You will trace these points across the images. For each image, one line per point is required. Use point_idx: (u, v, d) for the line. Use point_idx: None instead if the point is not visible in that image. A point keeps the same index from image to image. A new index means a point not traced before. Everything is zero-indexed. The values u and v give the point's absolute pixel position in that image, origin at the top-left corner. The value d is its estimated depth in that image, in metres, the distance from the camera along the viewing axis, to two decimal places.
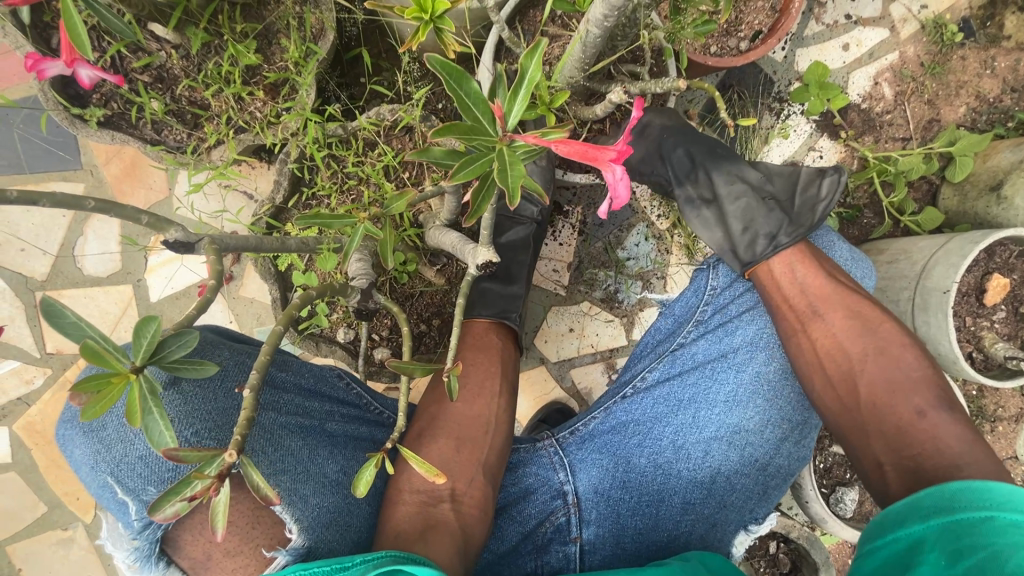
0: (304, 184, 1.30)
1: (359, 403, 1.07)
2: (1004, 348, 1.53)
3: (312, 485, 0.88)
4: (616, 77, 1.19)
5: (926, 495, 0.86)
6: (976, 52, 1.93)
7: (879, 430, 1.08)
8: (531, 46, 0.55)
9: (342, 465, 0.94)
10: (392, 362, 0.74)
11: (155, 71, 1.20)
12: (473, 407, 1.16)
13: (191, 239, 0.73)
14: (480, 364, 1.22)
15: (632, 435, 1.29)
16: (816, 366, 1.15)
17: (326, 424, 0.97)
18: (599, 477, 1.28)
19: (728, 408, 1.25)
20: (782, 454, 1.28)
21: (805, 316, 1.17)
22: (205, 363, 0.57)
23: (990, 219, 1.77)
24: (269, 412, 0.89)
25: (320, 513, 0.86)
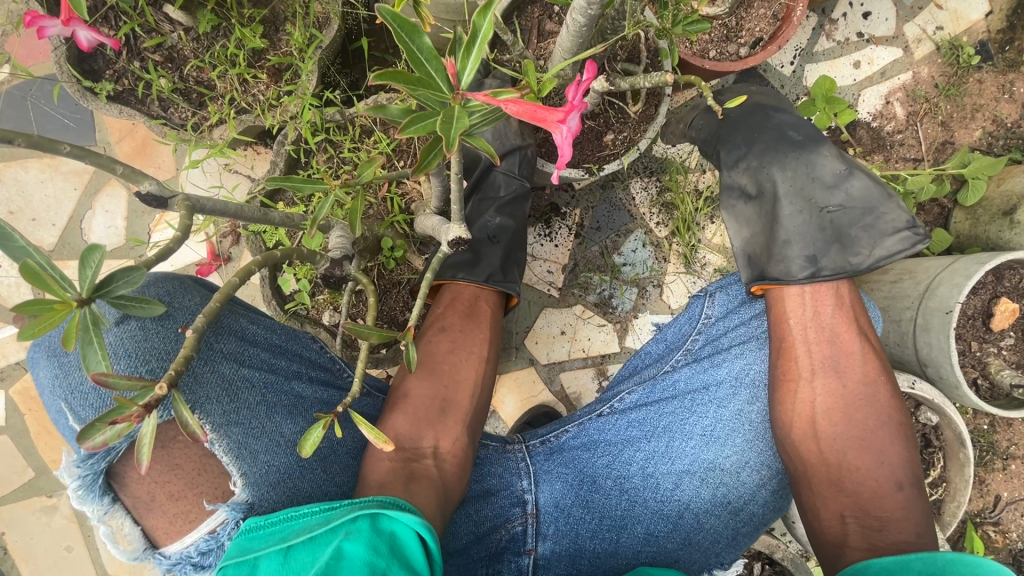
0: (301, 166, 1.32)
1: (331, 367, 1.12)
2: (1010, 375, 1.46)
3: (265, 442, 0.92)
4: (610, 73, 1.20)
5: (917, 557, 0.92)
6: (993, 75, 1.90)
7: (846, 490, 1.10)
8: (484, 3, 0.55)
9: (301, 427, 0.98)
10: (346, 325, 0.73)
11: (166, 51, 1.26)
12: (458, 371, 1.18)
13: (164, 194, 0.75)
14: (467, 330, 1.21)
15: (601, 454, 1.28)
16: (811, 422, 1.13)
17: (293, 384, 1.02)
18: (562, 491, 1.26)
19: (703, 443, 1.24)
20: (757, 501, 1.24)
21: (815, 367, 1.15)
22: (151, 303, 0.59)
23: (1002, 244, 1.72)
24: (237, 366, 0.95)
25: (268, 470, 0.91)
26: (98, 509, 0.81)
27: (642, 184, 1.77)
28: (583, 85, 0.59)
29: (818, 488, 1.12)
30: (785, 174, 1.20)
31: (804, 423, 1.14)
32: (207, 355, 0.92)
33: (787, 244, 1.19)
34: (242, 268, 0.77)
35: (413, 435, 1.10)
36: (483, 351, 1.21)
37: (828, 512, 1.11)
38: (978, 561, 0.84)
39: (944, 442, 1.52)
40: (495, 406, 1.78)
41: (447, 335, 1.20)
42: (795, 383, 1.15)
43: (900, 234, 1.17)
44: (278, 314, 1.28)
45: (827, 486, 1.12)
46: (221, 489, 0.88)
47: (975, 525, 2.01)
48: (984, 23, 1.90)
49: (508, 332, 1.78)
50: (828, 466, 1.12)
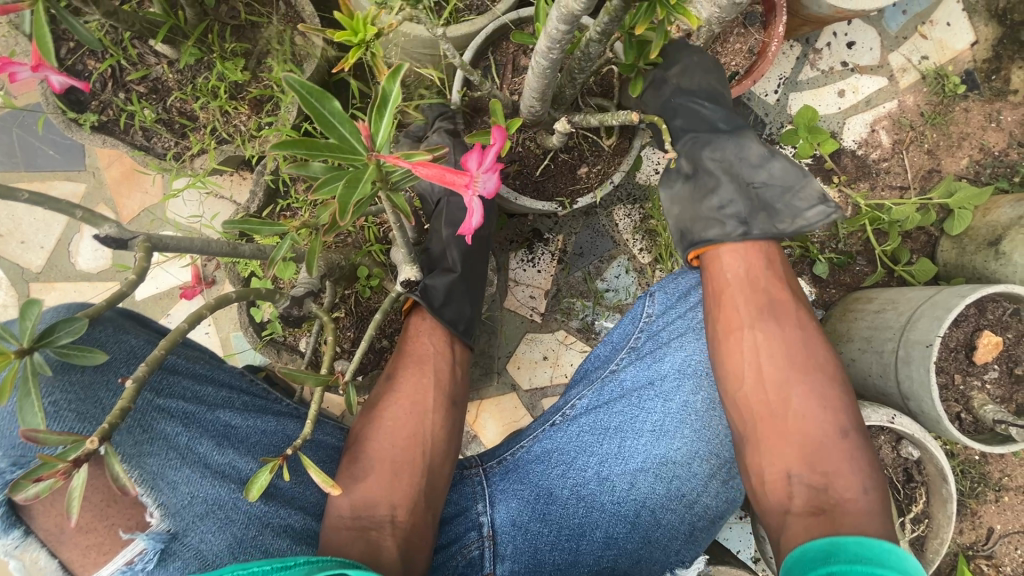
0: (280, 195, 1.34)
1: (264, 396, 1.17)
2: (993, 410, 1.45)
3: (188, 472, 0.99)
4: (583, 109, 1.22)
5: (854, 542, 0.89)
6: (980, 104, 1.90)
7: (791, 442, 1.06)
8: (391, 71, 0.62)
9: (229, 457, 1.03)
10: (282, 372, 0.79)
11: (150, 83, 1.29)
12: (408, 428, 1.15)
13: (124, 235, 0.76)
14: (414, 383, 1.19)
15: (555, 464, 1.28)
16: (751, 373, 1.11)
17: (221, 414, 1.07)
18: (518, 508, 1.27)
19: (655, 438, 1.23)
20: (710, 492, 1.23)
21: (757, 318, 1.14)
22: (90, 352, 0.65)
23: (987, 274, 1.71)
24: (158, 399, 1.01)
25: (192, 501, 0.96)
26: (10, 543, 0.86)
27: (626, 211, 1.78)
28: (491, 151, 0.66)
29: (763, 444, 1.08)
30: (716, 158, 1.26)
31: (743, 375, 1.12)
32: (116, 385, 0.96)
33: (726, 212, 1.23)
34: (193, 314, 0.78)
35: (369, 500, 1.09)
36: (428, 398, 1.19)
37: (774, 471, 1.06)
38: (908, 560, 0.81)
39: (927, 476, 1.50)
40: (477, 431, 1.78)
41: (394, 389, 1.18)
42: (734, 341, 1.14)
43: (819, 208, 1.20)
44: (255, 341, 1.30)
45: (773, 440, 1.07)
46: (134, 519, 0.93)
47: (968, 557, 1.97)
48: (969, 52, 1.90)
49: (490, 357, 1.78)
50: (772, 418, 1.08)
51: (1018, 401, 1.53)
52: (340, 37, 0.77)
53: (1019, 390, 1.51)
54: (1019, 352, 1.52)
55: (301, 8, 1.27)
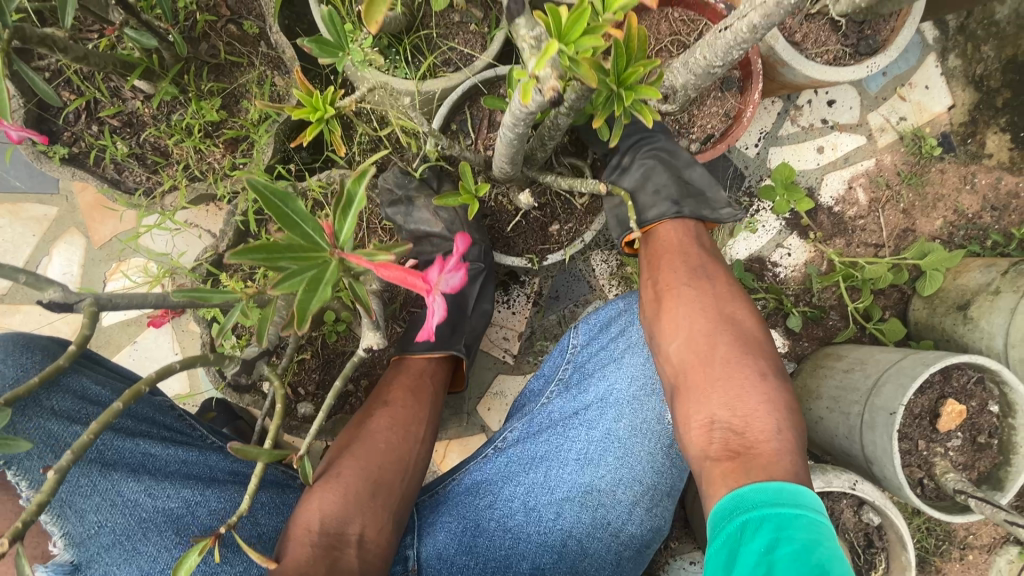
0: (250, 235, 1.33)
1: (190, 431, 1.13)
2: (954, 479, 1.46)
3: (97, 502, 0.98)
4: (557, 168, 1.22)
5: (751, 488, 0.88)
6: (955, 167, 1.94)
7: (718, 386, 1.01)
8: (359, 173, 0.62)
9: (145, 486, 1.01)
10: (234, 446, 0.72)
11: (124, 117, 1.29)
12: (396, 449, 1.02)
13: (69, 299, 0.76)
14: (409, 406, 1.05)
15: (484, 495, 1.26)
16: (681, 326, 1.09)
17: (139, 442, 1.04)
18: (447, 540, 1.24)
19: (580, 467, 1.23)
20: (634, 520, 1.20)
21: (691, 276, 1.15)
22: (15, 441, 0.60)
23: (956, 337, 1.72)
24: (74, 425, 0.97)
25: (98, 532, 0.97)
26: None
27: (604, 256, 1.78)
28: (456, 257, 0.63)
29: (691, 393, 1.03)
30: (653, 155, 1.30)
31: (673, 329, 1.10)
32: (34, 412, 0.94)
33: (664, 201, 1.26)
34: (130, 389, 0.68)
35: (339, 516, 0.93)
36: (418, 425, 1.05)
37: (699, 422, 1.01)
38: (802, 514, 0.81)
39: (887, 542, 1.50)
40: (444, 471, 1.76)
41: (385, 406, 1.04)
42: (668, 298, 1.13)
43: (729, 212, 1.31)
44: (216, 381, 1.28)
45: (700, 388, 1.03)
46: (45, 546, 0.96)
47: None
48: (947, 116, 1.94)
49: (461, 396, 1.77)
50: (700, 367, 1.05)
51: (979, 468, 1.54)
52: (299, 114, 0.95)
53: (980, 459, 1.52)
54: (982, 420, 1.54)
55: (280, 51, 1.27)
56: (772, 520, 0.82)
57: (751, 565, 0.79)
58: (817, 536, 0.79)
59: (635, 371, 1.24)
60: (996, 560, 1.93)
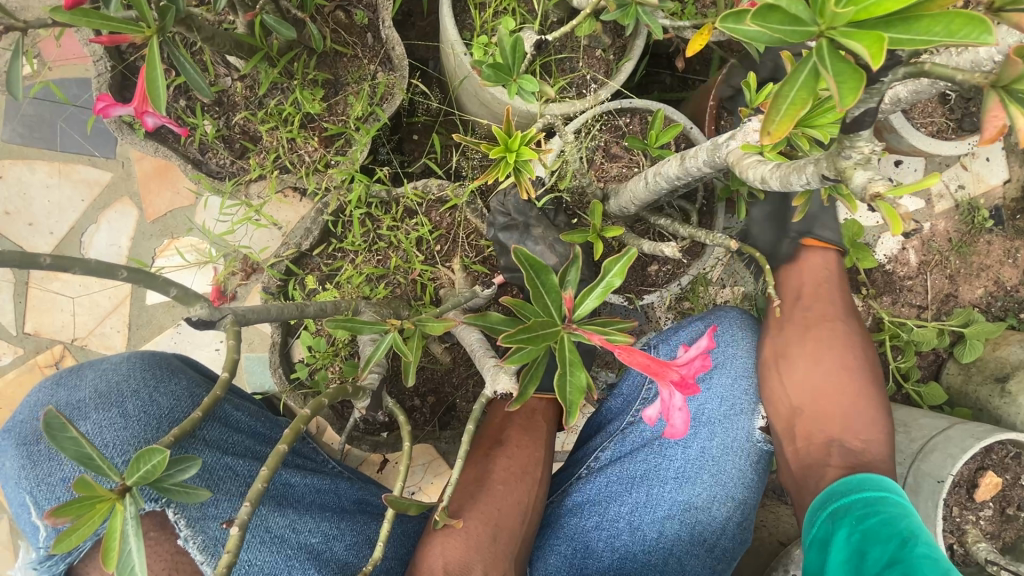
0: (334, 236, 1.28)
1: (316, 458, 1.06)
2: (985, 549, 1.51)
3: (248, 537, 0.86)
4: (667, 210, 1.20)
5: (839, 483, 1.02)
6: (1002, 240, 1.99)
7: (838, 419, 1.15)
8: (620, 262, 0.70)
9: (290, 520, 0.91)
10: (388, 496, 0.69)
11: (216, 95, 1.21)
12: (514, 492, 0.99)
13: (213, 316, 0.70)
14: (524, 447, 1.02)
15: (590, 516, 1.25)
16: (813, 363, 1.19)
17: (281, 471, 0.95)
18: (558, 563, 1.25)
19: (678, 485, 1.22)
20: (728, 534, 1.22)
21: (833, 308, 1.23)
22: (197, 491, 0.54)
23: (989, 408, 1.78)
24: (223, 455, 0.92)
25: (249, 570, 0.85)
26: None
27: None
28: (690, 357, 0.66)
29: (817, 419, 1.15)
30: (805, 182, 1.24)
31: (804, 366, 1.19)
32: (185, 442, 0.88)
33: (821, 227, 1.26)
34: (292, 428, 0.64)
35: (463, 562, 0.89)
36: (535, 467, 1.03)
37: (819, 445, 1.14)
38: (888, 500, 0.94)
39: None
40: None
41: (503, 450, 1.02)
42: (807, 324, 1.22)
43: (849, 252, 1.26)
44: (283, 384, 1.23)
45: (826, 412, 1.15)
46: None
47: None
48: (1001, 189, 1.99)
49: None
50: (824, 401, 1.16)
51: (1004, 539, 1.60)
52: (497, 152, 0.96)
53: (1007, 530, 1.57)
54: (1013, 493, 1.59)
55: (392, 48, 1.20)
56: (858, 506, 0.96)
57: (846, 544, 0.92)
58: (901, 510, 0.92)
59: (726, 391, 1.25)
60: None
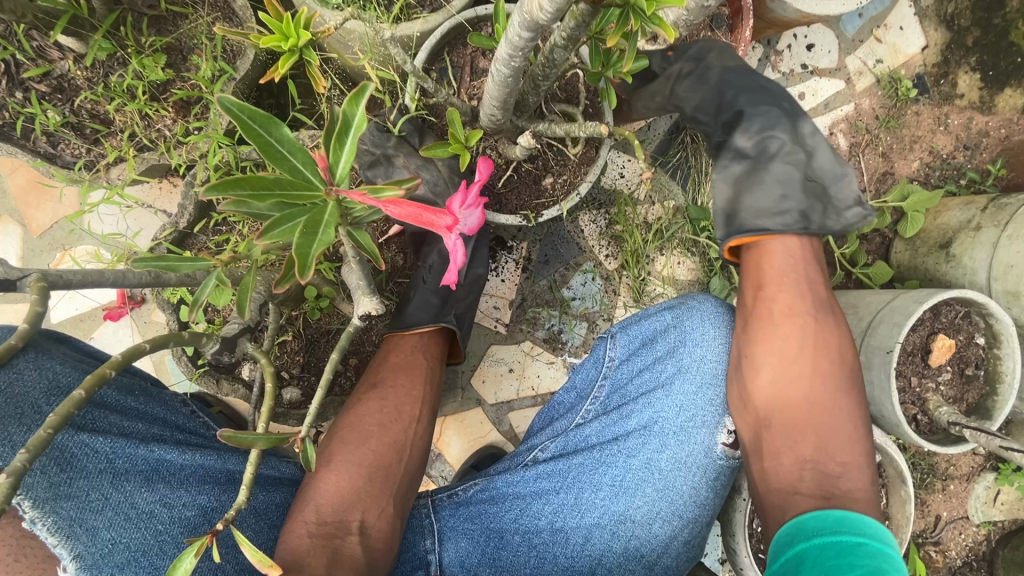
0: (213, 209, 1.20)
1: (201, 433, 1.05)
2: (947, 412, 1.49)
3: (110, 516, 0.85)
4: (547, 116, 1.15)
5: (811, 517, 0.92)
6: (930, 108, 1.94)
7: (810, 430, 1.03)
8: (356, 89, 0.48)
9: (161, 495, 0.91)
10: (225, 433, 0.63)
11: (54, 81, 1.13)
12: (388, 434, 0.99)
13: (10, 275, 0.65)
14: (399, 387, 1.02)
15: (511, 508, 1.17)
16: (784, 370, 1.06)
17: (153, 448, 0.93)
18: (468, 548, 1.16)
19: (614, 494, 1.15)
20: (670, 552, 1.14)
21: (803, 302, 1.09)
22: None
23: (939, 276, 1.74)
24: (78, 432, 0.86)
25: (113, 549, 0.83)
26: None
27: (592, 216, 1.73)
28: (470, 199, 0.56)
29: (786, 433, 1.04)
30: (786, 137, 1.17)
31: (772, 373, 1.06)
32: (31, 420, 0.82)
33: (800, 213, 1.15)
34: (94, 374, 0.60)
35: (339, 505, 0.92)
36: (413, 409, 1.03)
37: (791, 459, 1.03)
38: (858, 544, 0.85)
39: (887, 479, 1.49)
40: (441, 449, 1.70)
41: (377, 392, 1.02)
42: (771, 320, 1.09)
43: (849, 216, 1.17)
44: (189, 371, 1.17)
45: (798, 425, 1.04)
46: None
47: (916, 544, 1.83)
48: (920, 57, 1.94)
49: (454, 371, 1.71)
50: (799, 411, 1.04)
51: (968, 400, 1.58)
52: (267, 40, 0.70)
53: (969, 391, 1.55)
54: (970, 353, 1.56)
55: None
56: (830, 553, 0.85)
57: None
58: (880, 562, 0.81)
59: (685, 400, 1.15)
60: (976, 487, 1.81)
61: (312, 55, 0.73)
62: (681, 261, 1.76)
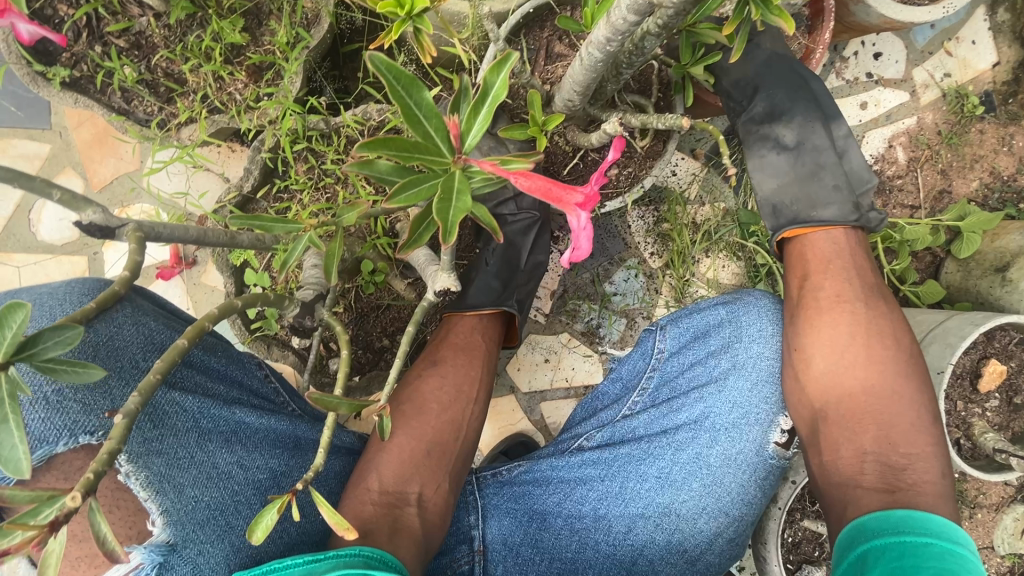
0: (277, 175, 1.21)
1: (275, 398, 1.06)
2: (993, 439, 1.44)
3: (194, 475, 0.86)
4: (619, 106, 1.13)
5: (871, 517, 0.90)
6: (995, 127, 1.86)
7: (873, 420, 1.00)
8: (498, 59, 0.48)
9: (239, 457, 0.92)
10: (313, 394, 0.64)
11: (132, 37, 1.14)
12: (448, 412, 1.00)
13: (111, 223, 0.65)
14: (460, 367, 1.03)
15: (554, 492, 1.17)
16: (835, 358, 1.03)
17: (234, 411, 0.95)
18: (511, 527, 1.16)
19: (659, 485, 1.14)
20: (714, 549, 1.13)
21: (851, 288, 1.08)
22: (88, 368, 0.54)
23: (992, 300, 1.70)
24: (169, 391, 0.88)
25: (195, 506, 0.84)
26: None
27: (640, 212, 1.71)
28: (601, 173, 0.54)
29: (843, 423, 1.01)
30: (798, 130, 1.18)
31: (821, 362, 1.04)
32: (129, 376, 0.85)
33: (818, 205, 1.15)
34: (194, 325, 0.62)
35: (399, 477, 0.94)
36: (474, 389, 1.03)
37: (849, 452, 1.00)
38: (925, 543, 0.83)
39: None
40: None
41: (437, 371, 1.03)
42: (818, 307, 1.08)
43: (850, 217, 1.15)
44: (243, 334, 1.18)
45: (856, 416, 1.01)
46: (136, 528, 0.83)
47: None
48: (990, 73, 1.87)
49: None
50: (856, 400, 1.02)
51: (1015, 429, 1.54)
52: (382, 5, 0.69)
53: (1017, 419, 1.51)
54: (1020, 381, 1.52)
55: None
56: (894, 554, 0.83)
57: None
58: (949, 563, 0.80)
59: (738, 396, 1.13)
60: (1004, 518, 1.76)
61: (425, 24, 0.72)
62: (726, 265, 1.73)
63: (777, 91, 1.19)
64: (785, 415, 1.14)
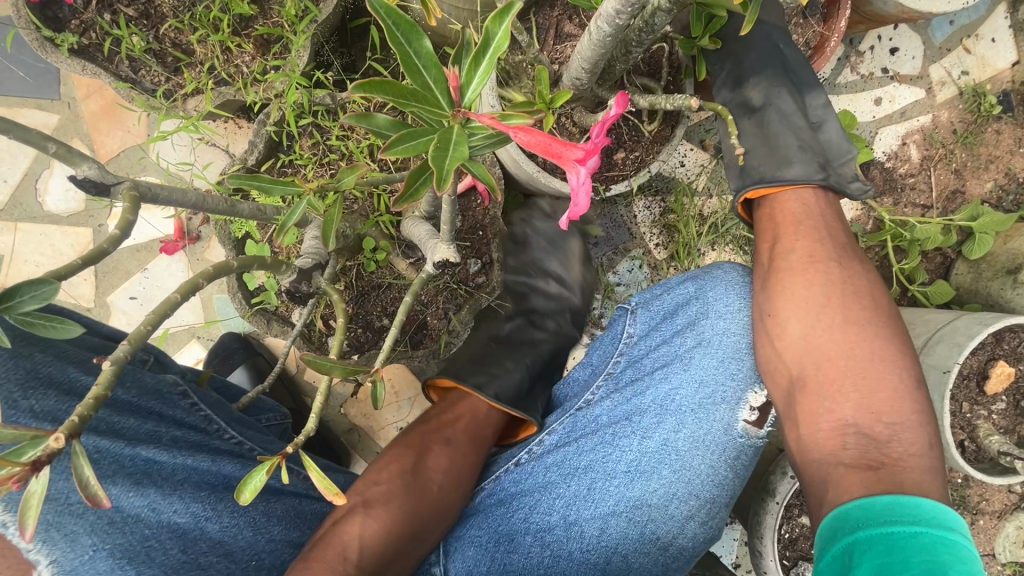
0: (281, 150, 1.20)
1: (205, 427, 1.02)
2: (998, 441, 1.42)
3: (92, 522, 0.84)
4: (628, 88, 1.12)
5: (856, 505, 0.85)
6: (1012, 127, 1.83)
7: (854, 382, 0.96)
8: (501, 7, 0.48)
9: (148, 500, 0.89)
10: (307, 357, 0.64)
11: (141, 6, 1.13)
12: (436, 489, 1.09)
13: (106, 179, 0.64)
14: (459, 453, 1.15)
15: (518, 508, 1.16)
16: (806, 321, 1.01)
17: (139, 450, 0.91)
18: (475, 558, 1.14)
19: (628, 480, 1.13)
20: (687, 533, 1.13)
21: (822, 247, 1.05)
22: (65, 324, 0.55)
23: (1002, 302, 1.67)
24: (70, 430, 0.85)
25: (93, 557, 0.83)
26: None
27: (646, 202, 1.70)
28: (603, 129, 0.54)
29: (822, 391, 0.97)
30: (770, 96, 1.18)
31: (794, 327, 1.02)
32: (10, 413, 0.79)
33: (786, 164, 1.13)
34: (188, 281, 0.63)
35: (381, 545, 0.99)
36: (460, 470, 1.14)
37: (829, 423, 0.96)
38: (913, 535, 0.78)
39: None
40: None
41: (433, 450, 1.12)
42: (789, 269, 1.05)
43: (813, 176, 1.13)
44: (243, 308, 1.18)
45: (835, 385, 0.97)
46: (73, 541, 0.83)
47: None
48: (1010, 72, 1.84)
49: None
50: (834, 364, 0.98)
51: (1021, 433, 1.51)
52: None
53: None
54: None
55: None
56: (881, 547, 0.78)
57: None
58: (936, 556, 0.75)
59: (703, 374, 1.11)
60: (1007, 525, 1.74)
61: None
62: (731, 258, 1.72)
63: (748, 55, 1.20)
64: (755, 392, 1.12)
